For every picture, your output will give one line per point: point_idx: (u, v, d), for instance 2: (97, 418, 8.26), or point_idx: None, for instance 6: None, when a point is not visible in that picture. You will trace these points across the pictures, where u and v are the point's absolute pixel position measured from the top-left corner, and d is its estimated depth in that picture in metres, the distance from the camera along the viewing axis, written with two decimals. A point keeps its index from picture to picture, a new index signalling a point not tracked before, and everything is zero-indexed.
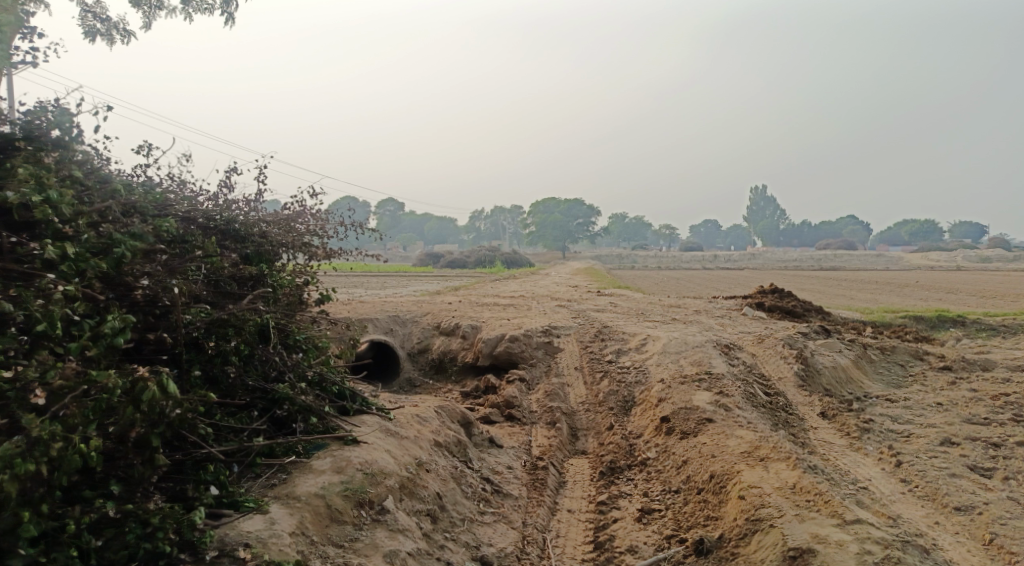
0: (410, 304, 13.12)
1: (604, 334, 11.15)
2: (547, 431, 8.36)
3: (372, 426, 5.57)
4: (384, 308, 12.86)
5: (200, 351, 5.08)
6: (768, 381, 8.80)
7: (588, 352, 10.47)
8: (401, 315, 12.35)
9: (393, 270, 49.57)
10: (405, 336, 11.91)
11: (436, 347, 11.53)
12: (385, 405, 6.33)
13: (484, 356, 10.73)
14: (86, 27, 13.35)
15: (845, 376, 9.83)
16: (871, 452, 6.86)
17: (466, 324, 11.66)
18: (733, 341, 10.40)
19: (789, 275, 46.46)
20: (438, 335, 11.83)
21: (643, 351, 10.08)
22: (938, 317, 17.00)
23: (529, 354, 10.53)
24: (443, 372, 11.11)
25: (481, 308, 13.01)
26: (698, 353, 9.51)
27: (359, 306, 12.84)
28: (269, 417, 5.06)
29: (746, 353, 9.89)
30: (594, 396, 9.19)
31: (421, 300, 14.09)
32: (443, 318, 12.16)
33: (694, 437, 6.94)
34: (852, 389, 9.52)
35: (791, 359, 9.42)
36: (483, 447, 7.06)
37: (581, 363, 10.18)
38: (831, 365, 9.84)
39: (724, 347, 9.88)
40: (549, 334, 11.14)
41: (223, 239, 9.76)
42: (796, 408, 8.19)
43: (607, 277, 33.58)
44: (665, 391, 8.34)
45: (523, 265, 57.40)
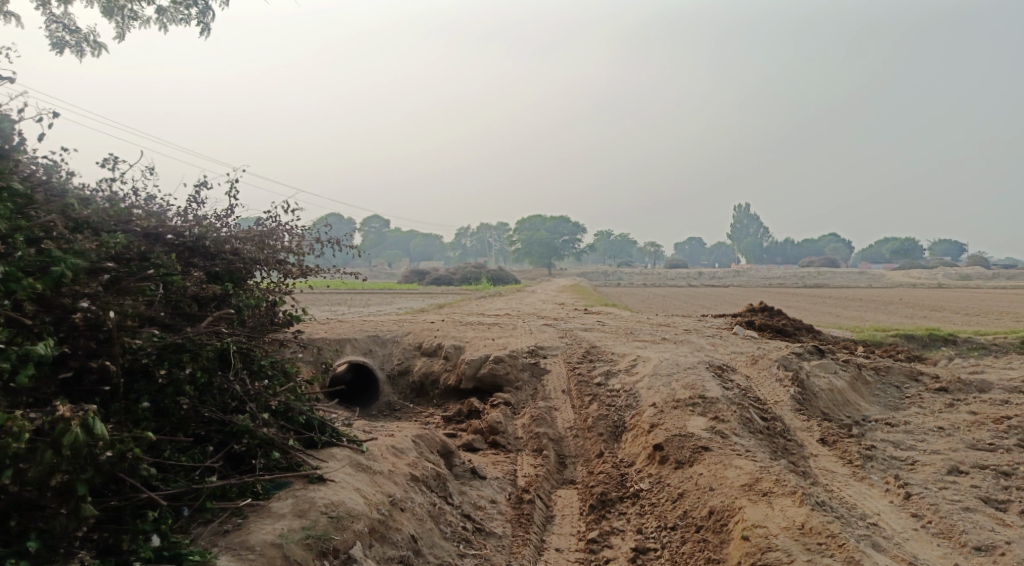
0: (391, 324, 12.65)
1: (592, 355, 10.73)
2: (533, 460, 7.90)
3: (342, 461, 5.08)
4: (364, 328, 12.37)
5: (150, 380, 4.61)
6: (764, 405, 8.41)
7: (576, 374, 10.04)
8: (381, 335, 11.86)
9: (378, 287, 49.03)
10: (384, 358, 11.43)
11: (417, 369, 11.04)
12: (358, 436, 5.85)
13: (468, 378, 10.27)
14: (54, 37, 12.91)
15: (843, 399, 9.46)
16: (876, 482, 6.47)
17: (449, 344, 11.20)
18: (726, 362, 10.02)
19: (775, 292, 46.43)
20: (419, 356, 11.35)
21: (633, 373, 9.67)
22: (929, 336, 16.75)
23: (514, 376, 10.09)
24: (424, 395, 10.63)
25: (464, 327, 12.55)
26: (690, 375, 9.11)
27: (338, 326, 12.35)
28: (225, 453, 4.57)
29: (739, 374, 9.50)
30: (582, 421, 8.75)
31: (402, 318, 13.61)
32: (425, 338, 11.69)
33: (689, 467, 6.53)
34: (850, 412, 9.15)
35: (787, 381, 9.05)
36: (464, 479, 6.59)
37: (569, 385, 9.75)
38: (828, 387, 9.47)
39: (717, 369, 9.49)
40: (535, 355, 10.71)
41: (191, 256, 9.29)
42: (794, 434, 7.79)
43: (595, 294, 33.25)
44: (657, 416, 7.92)
45: (509, 282, 57.05)
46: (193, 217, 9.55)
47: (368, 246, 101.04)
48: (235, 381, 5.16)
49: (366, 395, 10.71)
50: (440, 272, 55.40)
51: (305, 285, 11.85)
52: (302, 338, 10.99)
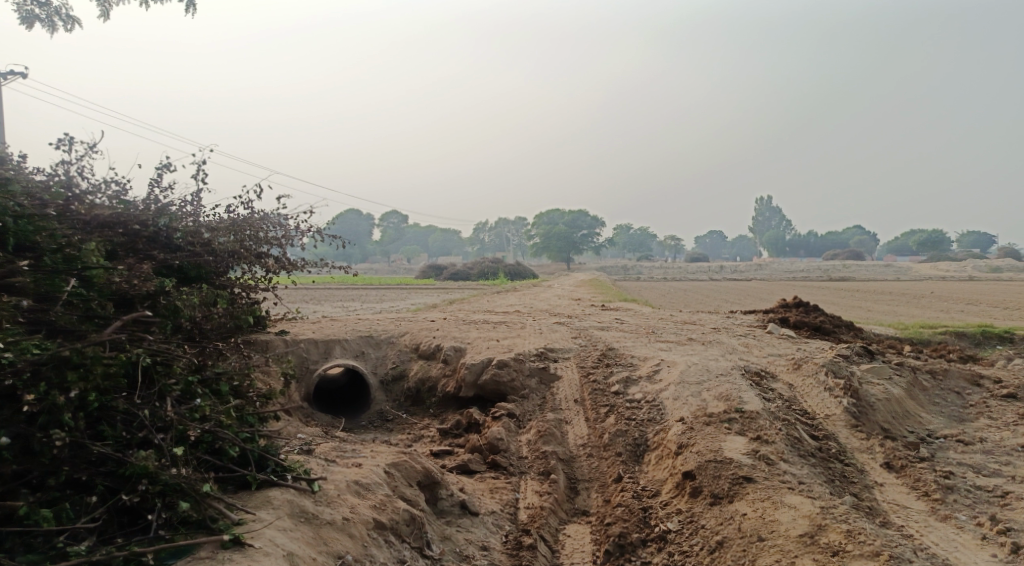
0: (388, 323, 11.47)
1: (610, 358, 9.45)
2: (538, 487, 6.69)
3: (278, 510, 3.90)
4: (357, 326, 11.22)
5: (15, 408, 3.49)
6: (813, 421, 7.11)
7: (590, 380, 8.78)
8: (374, 335, 10.70)
9: (393, 282, 48.08)
10: (377, 362, 10.25)
11: (412, 374, 9.85)
12: (313, 470, 4.67)
13: (468, 385, 9.07)
14: (23, 11, 11.86)
15: (902, 411, 8.13)
16: (966, 524, 5.20)
17: (449, 345, 10.00)
18: (764, 367, 8.70)
19: (800, 286, 44.80)
20: (416, 359, 10.16)
21: (657, 380, 8.40)
22: (982, 333, 15.24)
23: (520, 383, 8.88)
24: (420, 405, 9.44)
25: (468, 326, 11.34)
26: (724, 384, 7.82)
27: (329, 326, 11.22)
28: (110, 506, 3.42)
29: (781, 382, 8.19)
30: (598, 438, 7.52)
31: (401, 317, 12.44)
32: (422, 339, 10.49)
33: (728, 504, 5.34)
34: (912, 428, 7.82)
35: (838, 391, 7.72)
36: (450, 518, 5.40)
37: (582, 394, 8.49)
38: (884, 397, 8.14)
39: (755, 376, 8.19)
40: (545, 358, 9.46)
41: (156, 245, 8.17)
42: (852, 457, 6.50)
43: (613, 288, 31.90)
44: (686, 434, 6.68)
45: (527, 277, 55.77)
46: (157, 204, 8.46)
47: (386, 241, 100.44)
48: (144, 405, 3.99)
49: (356, 406, 9.60)
50: (456, 267, 54.31)
51: (289, 281, 10.73)
52: (285, 339, 9.87)
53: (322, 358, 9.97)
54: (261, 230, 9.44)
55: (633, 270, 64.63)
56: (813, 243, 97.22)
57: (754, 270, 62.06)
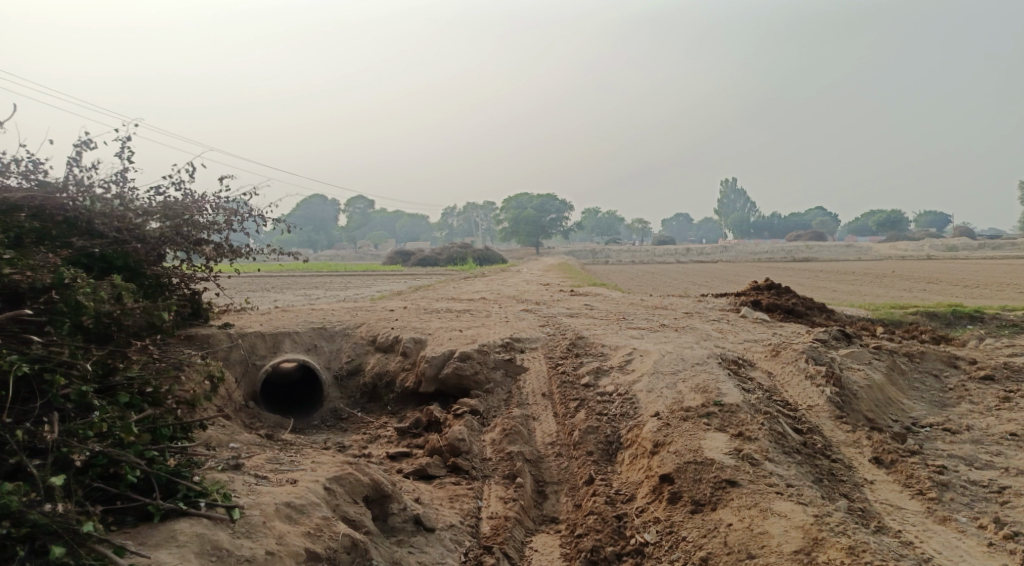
0: (343, 313, 10.75)
1: (579, 348, 8.90)
2: (503, 492, 6.12)
3: (182, 550, 3.25)
4: (309, 317, 10.48)
5: None
6: (795, 412, 6.65)
7: (558, 371, 8.22)
8: (328, 326, 9.98)
9: (359, 269, 47.06)
10: (331, 356, 9.56)
11: (368, 368, 9.19)
12: (236, 491, 4.01)
13: (428, 380, 8.44)
14: None
15: (883, 398, 7.74)
16: (967, 528, 4.82)
17: (408, 336, 9.34)
18: (741, 355, 8.23)
19: (766, 267, 44.99)
20: (372, 352, 9.49)
21: (629, 371, 7.87)
22: (953, 313, 15.09)
23: (484, 376, 8.28)
24: (377, 401, 8.79)
25: (429, 315, 10.67)
26: (700, 374, 7.33)
27: (279, 317, 10.47)
28: None
29: (759, 371, 7.72)
30: (567, 435, 6.97)
31: (359, 306, 11.74)
32: (380, 330, 9.82)
33: (711, 512, 4.86)
34: (896, 417, 7.43)
35: (820, 379, 7.28)
36: (402, 537, 4.81)
37: (550, 387, 7.92)
38: (866, 385, 7.73)
39: (732, 364, 7.72)
40: (510, 349, 8.86)
41: (74, 231, 7.37)
42: (838, 451, 6.05)
43: (581, 272, 31.46)
44: (662, 431, 6.16)
45: (495, 262, 55.19)
46: (77, 184, 7.64)
47: (352, 227, 98.78)
48: (17, 426, 3.31)
49: (307, 404, 8.92)
50: (424, 253, 53.43)
51: (233, 270, 9.95)
52: (230, 333, 9.11)
53: (270, 353, 9.24)
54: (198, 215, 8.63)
55: (601, 253, 64.48)
56: (778, 224, 98.25)
57: (721, 251, 62.36)
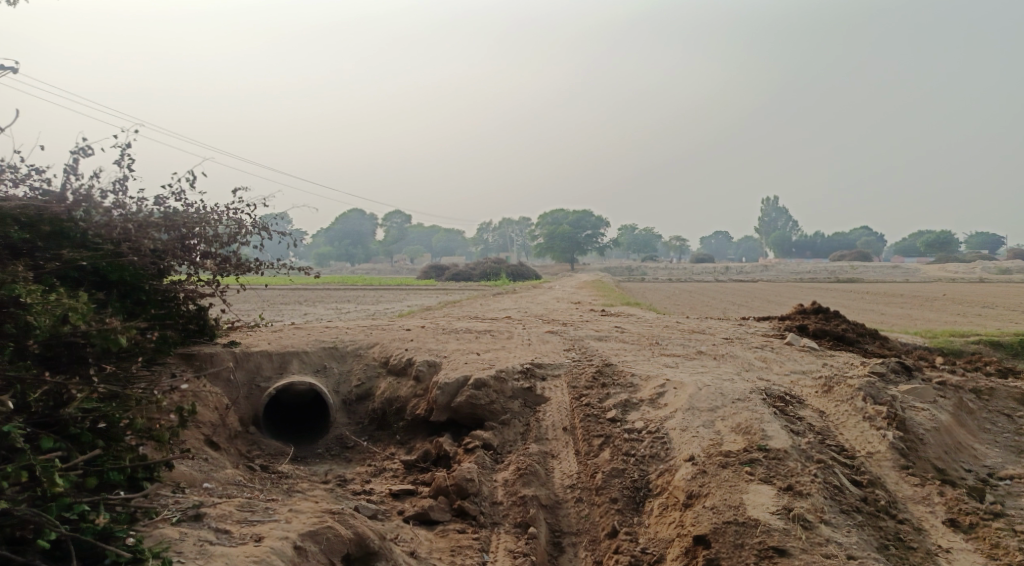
0: (357, 331, 10.18)
1: (606, 376, 8.12)
2: (513, 544, 5.52)
3: None
4: (322, 336, 9.93)
5: None
6: (852, 460, 5.78)
7: (581, 403, 7.46)
8: (339, 346, 9.41)
9: (392, 283, 46.96)
10: (341, 378, 8.96)
11: (379, 392, 8.57)
12: (182, 555, 3.40)
13: (439, 408, 7.77)
14: None
15: (953, 445, 6.79)
16: None
17: (421, 359, 8.69)
18: (787, 389, 7.36)
19: (808, 288, 43.34)
20: (384, 375, 8.86)
21: (661, 405, 7.07)
22: (1020, 343, 13.85)
23: (500, 407, 7.57)
24: (386, 430, 8.15)
25: (447, 335, 10.01)
26: (742, 412, 6.51)
27: (290, 335, 9.94)
28: None
29: (809, 409, 6.83)
30: (589, 477, 6.24)
31: (376, 324, 11.16)
32: (393, 351, 9.19)
33: None
34: (968, 466, 6.49)
35: (880, 421, 6.38)
36: None
37: (572, 420, 7.17)
38: (933, 428, 6.80)
39: (778, 401, 6.86)
40: (531, 376, 8.12)
41: (71, 244, 6.98)
42: (905, 510, 5.19)
43: (616, 290, 30.60)
44: (696, 480, 5.41)
45: (529, 278, 54.53)
46: (82, 193, 7.21)
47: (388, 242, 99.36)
48: None
49: (311, 430, 8.37)
50: (458, 268, 53.12)
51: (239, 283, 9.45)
52: (234, 352, 8.61)
53: (276, 374, 8.71)
54: (203, 225, 8.22)
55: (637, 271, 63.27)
56: (821, 243, 95.61)
57: (761, 270, 60.71)
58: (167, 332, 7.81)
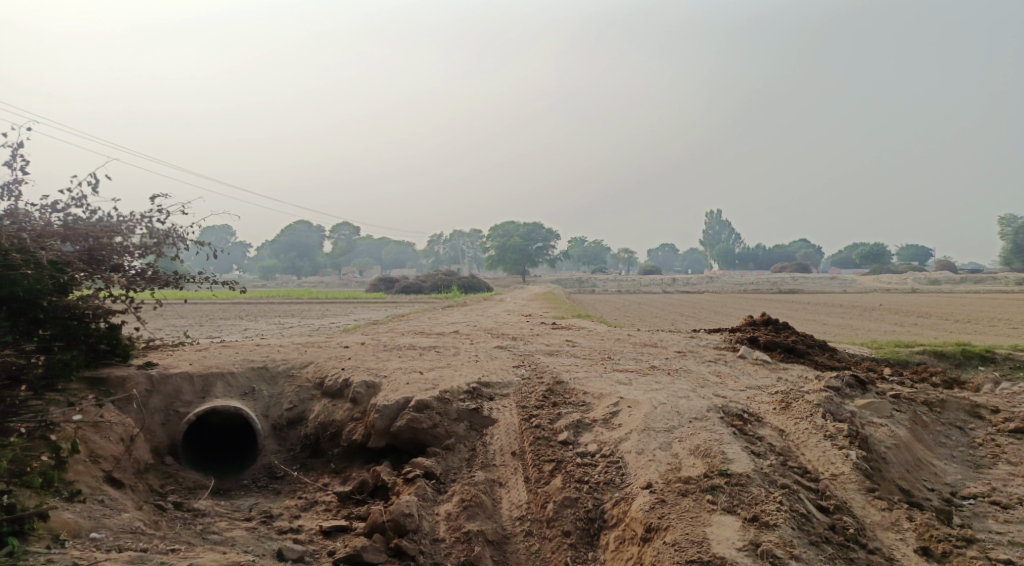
0: (291, 350, 9.46)
1: (557, 395, 7.66)
2: None
3: None
4: (251, 355, 9.19)
5: None
6: (816, 484, 5.45)
7: (530, 424, 6.96)
8: (269, 366, 8.69)
9: (339, 296, 45.76)
10: (271, 401, 8.24)
11: (312, 416, 7.90)
12: None
13: (378, 433, 7.16)
14: None
15: (913, 462, 6.57)
16: None
17: (359, 379, 8.05)
18: (745, 407, 7.03)
19: (753, 298, 44.08)
20: (318, 397, 8.19)
21: (615, 426, 6.64)
22: (963, 352, 14.02)
23: (444, 430, 7.01)
24: (319, 458, 7.49)
25: (388, 352, 9.40)
26: (700, 433, 6.12)
27: (217, 354, 9.17)
28: None
29: (769, 427, 6.49)
30: (539, 508, 5.77)
31: (312, 341, 10.44)
32: (329, 370, 8.53)
33: None
34: (930, 485, 6.25)
35: (842, 440, 6.10)
36: None
37: (521, 443, 6.67)
38: (893, 445, 6.56)
39: (737, 419, 6.51)
40: (477, 396, 7.59)
41: None
42: (874, 538, 4.89)
43: (566, 302, 30.34)
44: (655, 511, 4.98)
45: (480, 290, 54.00)
46: None
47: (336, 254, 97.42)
48: None
49: (236, 460, 7.65)
50: (407, 281, 52.22)
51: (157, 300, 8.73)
52: (150, 375, 7.83)
53: (198, 399, 7.94)
54: (112, 235, 7.60)
55: (587, 283, 63.55)
56: (764, 255, 98.06)
57: (707, 282, 61.72)
58: (71, 354, 7.03)
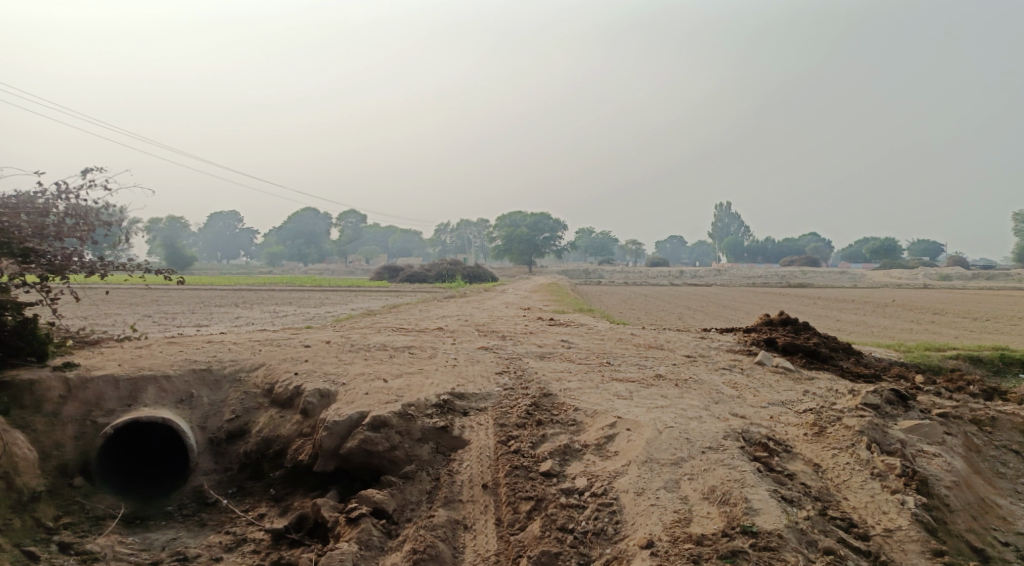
0: (243, 349, 8.24)
1: (543, 410, 6.41)
2: None
3: None
4: (195, 354, 7.97)
5: None
6: (866, 546, 4.26)
7: (507, 447, 5.73)
8: (212, 368, 7.46)
9: (339, 284, 44.55)
10: (210, 411, 7.03)
11: (254, 431, 6.69)
12: None
13: (325, 456, 5.95)
14: None
15: (979, 505, 5.33)
16: None
17: (311, 388, 6.81)
18: (771, 432, 5.76)
19: (763, 291, 42.63)
20: (265, 407, 6.98)
21: (610, 455, 5.41)
22: (1001, 358, 12.70)
23: (403, 454, 5.81)
24: (260, 481, 6.30)
25: (353, 354, 8.15)
26: (716, 469, 4.89)
27: (156, 353, 7.95)
28: None
29: (801, 459, 5.26)
30: (512, 563, 4.62)
31: (272, 337, 9.19)
32: (280, 375, 7.29)
33: None
34: (1001, 537, 5.03)
35: (895, 481, 4.87)
36: None
37: (496, 473, 5.45)
38: (956, 485, 5.31)
39: (763, 450, 5.27)
40: (448, 411, 6.35)
41: None
42: None
43: (569, 294, 29.06)
44: None
45: (486, 280, 52.84)
46: None
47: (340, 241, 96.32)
48: None
49: (163, 480, 6.52)
50: (410, 269, 51.06)
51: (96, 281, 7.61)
52: (66, 379, 6.65)
53: (123, 407, 6.75)
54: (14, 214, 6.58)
55: (594, 274, 62.20)
56: (773, 249, 96.47)
57: (715, 274, 60.25)
58: None
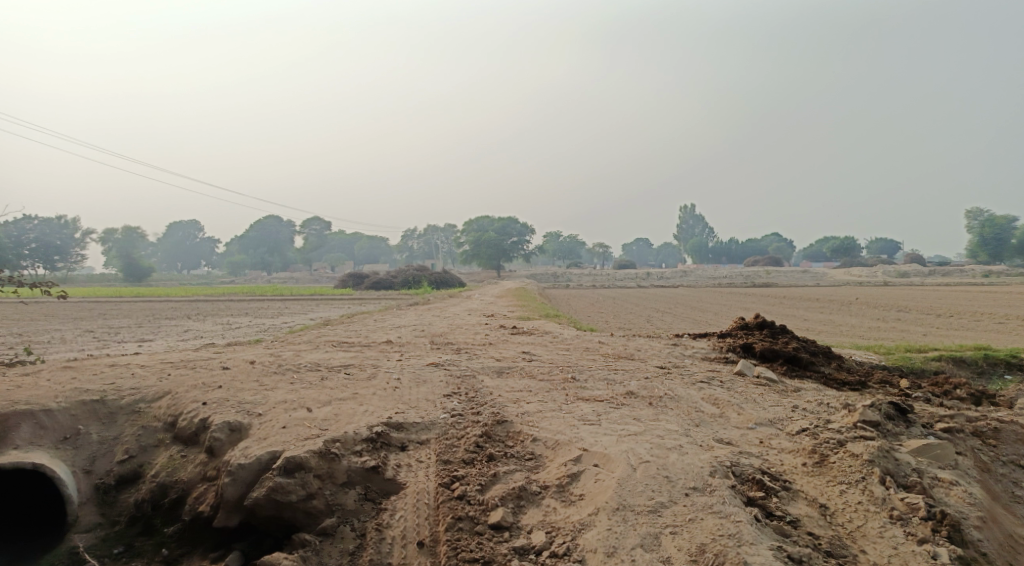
0: (150, 374, 7.07)
1: (495, 440, 5.40)
2: None
3: None
4: (91, 380, 6.78)
5: None
6: None
7: (449, 491, 4.70)
8: (106, 399, 6.27)
9: (298, 292, 42.94)
10: (98, 450, 5.83)
11: (150, 475, 5.56)
12: None
13: (227, 508, 4.90)
14: None
15: (1010, 545, 4.49)
16: None
17: (219, 421, 5.68)
18: (765, 463, 4.83)
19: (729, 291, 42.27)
20: (165, 445, 5.83)
21: (574, 500, 4.42)
22: (984, 358, 12.07)
23: (324, 505, 4.76)
24: (152, 539, 5.23)
25: (279, 376, 7.03)
26: (704, 520, 3.95)
27: (43, 381, 6.74)
28: None
29: (802, 498, 4.35)
30: None
31: (190, 359, 7.98)
32: (186, 405, 6.13)
33: None
34: None
35: (920, 528, 3.99)
36: None
37: (434, 527, 4.44)
38: (984, 523, 4.46)
39: (758, 489, 4.33)
40: (381, 445, 5.28)
41: None
42: None
43: (534, 297, 28.12)
44: None
45: (452, 285, 51.67)
46: None
47: None
48: None
49: (40, 534, 5.43)
50: (375, 275, 49.76)
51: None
52: None
53: None
54: None
55: (562, 277, 61.36)
56: (737, 249, 97.11)
57: (681, 276, 59.95)
58: None
